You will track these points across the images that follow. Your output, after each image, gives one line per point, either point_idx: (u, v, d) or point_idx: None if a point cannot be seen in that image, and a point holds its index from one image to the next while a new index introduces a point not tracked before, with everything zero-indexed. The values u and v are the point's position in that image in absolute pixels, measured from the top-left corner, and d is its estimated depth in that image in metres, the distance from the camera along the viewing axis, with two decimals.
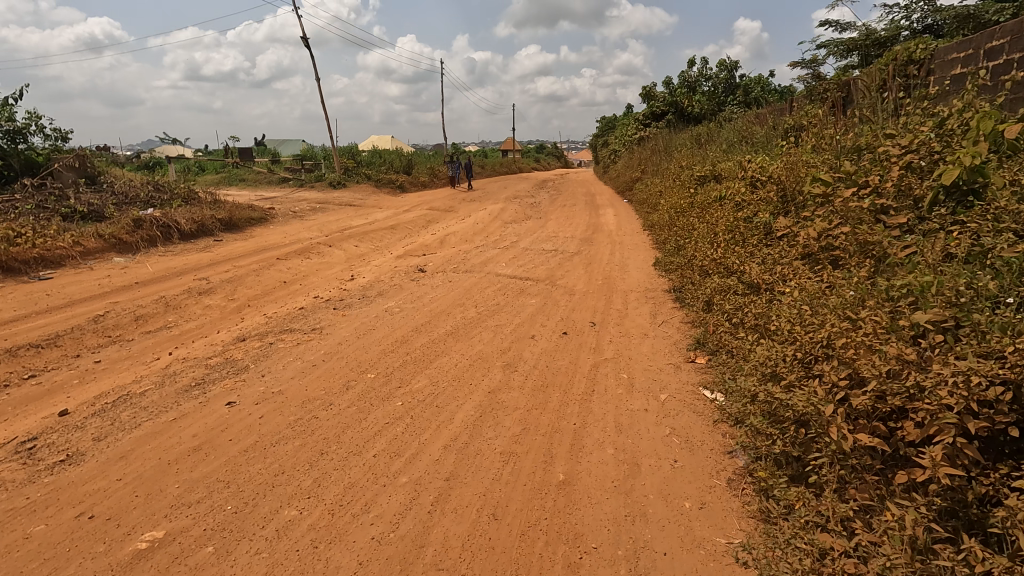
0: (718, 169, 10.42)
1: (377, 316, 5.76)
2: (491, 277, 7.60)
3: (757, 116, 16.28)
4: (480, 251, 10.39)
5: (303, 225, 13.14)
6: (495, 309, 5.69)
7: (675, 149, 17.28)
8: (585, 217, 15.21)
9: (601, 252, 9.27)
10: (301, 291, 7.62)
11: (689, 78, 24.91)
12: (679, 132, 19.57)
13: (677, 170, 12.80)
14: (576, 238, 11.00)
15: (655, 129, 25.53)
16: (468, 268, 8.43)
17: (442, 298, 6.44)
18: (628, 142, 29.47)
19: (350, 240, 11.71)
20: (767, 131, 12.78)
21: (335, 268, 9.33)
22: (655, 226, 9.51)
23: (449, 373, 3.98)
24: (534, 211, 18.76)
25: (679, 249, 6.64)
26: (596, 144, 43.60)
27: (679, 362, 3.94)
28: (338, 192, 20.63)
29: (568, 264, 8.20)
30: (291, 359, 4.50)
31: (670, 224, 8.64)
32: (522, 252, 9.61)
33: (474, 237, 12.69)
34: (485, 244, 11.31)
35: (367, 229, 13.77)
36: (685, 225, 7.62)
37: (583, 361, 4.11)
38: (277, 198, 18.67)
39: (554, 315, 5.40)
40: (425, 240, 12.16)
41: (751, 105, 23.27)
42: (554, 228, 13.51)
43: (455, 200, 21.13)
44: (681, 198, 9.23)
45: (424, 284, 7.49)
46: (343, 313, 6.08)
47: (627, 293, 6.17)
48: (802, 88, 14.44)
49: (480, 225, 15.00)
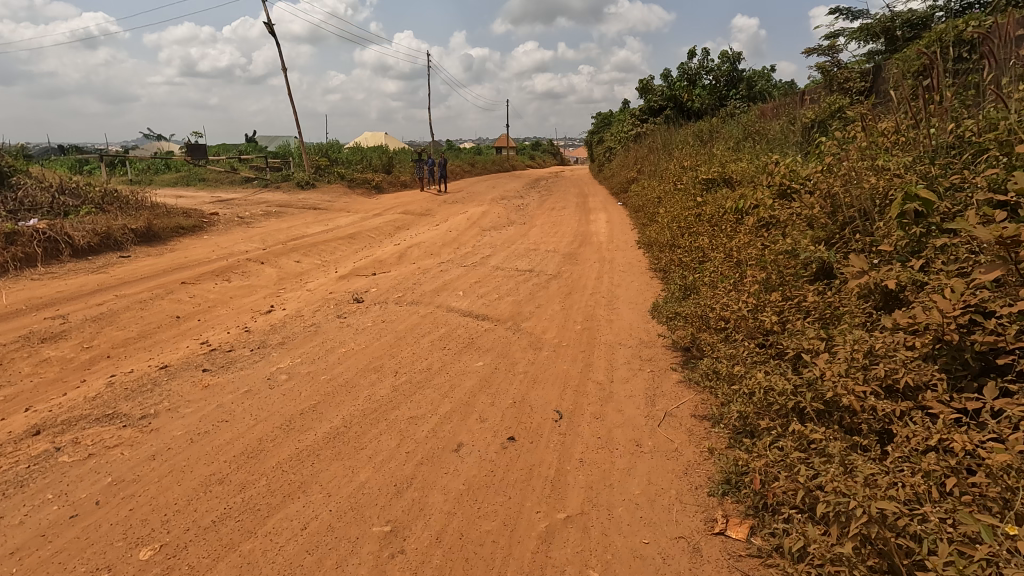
0: (728, 172, 8.67)
1: (249, 390, 3.97)
2: (439, 315, 5.83)
3: (766, 110, 14.55)
4: (442, 270, 8.63)
5: (244, 235, 11.34)
6: (420, 381, 3.91)
7: (674, 147, 15.53)
8: (574, 224, 13.48)
9: (585, 274, 7.52)
10: (190, 333, 5.88)
11: (689, 70, 23.12)
12: (679, 128, 17.81)
13: (678, 172, 11.05)
14: (559, 254, 9.25)
15: (652, 125, 23.73)
16: (416, 298, 6.66)
17: (359, 353, 4.66)
18: (624, 139, 27.69)
19: (292, 253, 9.94)
20: (783, 126, 11.02)
21: (256, 295, 7.55)
22: (652, 241, 7.74)
23: (278, 555, 2.22)
24: (518, 215, 16.97)
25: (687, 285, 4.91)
26: (590, 141, 41.77)
27: (696, 535, 2.23)
28: (304, 193, 18.84)
29: (540, 294, 6.44)
30: (52, 494, 2.75)
31: (669, 243, 6.87)
32: (489, 273, 7.86)
33: (442, 249, 10.93)
34: (452, 260, 9.54)
35: (322, 238, 12.00)
36: (691, 247, 5.84)
37: (524, 522, 2.36)
38: (235, 201, 16.89)
39: (501, 397, 3.62)
40: (382, 253, 10.39)
41: (756, 100, 21.50)
42: (537, 238, 11.76)
43: (433, 202, 19.36)
44: (685, 208, 7.44)
45: (349, 324, 5.72)
46: (210, 378, 4.31)
47: (614, 351, 4.41)
48: (819, 76, 12.68)
49: (454, 233, 13.21)
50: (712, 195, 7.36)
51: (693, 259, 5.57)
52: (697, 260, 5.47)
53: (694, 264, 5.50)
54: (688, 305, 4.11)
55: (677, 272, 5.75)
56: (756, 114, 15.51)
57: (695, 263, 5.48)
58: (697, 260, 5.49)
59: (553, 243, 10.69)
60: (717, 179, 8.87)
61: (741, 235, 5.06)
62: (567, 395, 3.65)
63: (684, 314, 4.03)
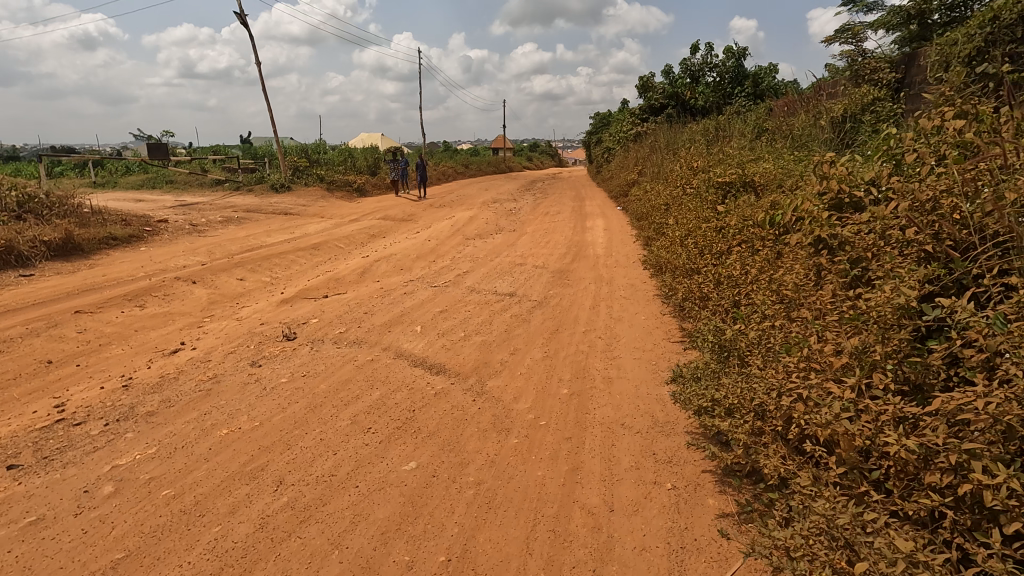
0: (749, 176, 7.28)
1: (40, 517, 2.53)
2: (381, 364, 4.39)
3: (781, 107, 13.13)
4: (407, 292, 7.19)
5: (188, 245, 9.91)
6: (308, 506, 2.49)
7: (679, 147, 14.12)
8: (568, 232, 12.06)
9: (578, 299, 6.09)
10: (50, 389, 4.44)
11: (693, 66, 21.69)
12: (683, 127, 16.39)
13: (687, 175, 9.64)
14: (548, 271, 7.83)
15: (652, 125, 22.31)
16: (361, 335, 5.23)
17: (245, 436, 3.22)
18: (623, 139, 26.27)
19: (237, 269, 8.49)
20: (807, 122, 9.60)
21: (171, 326, 6.11)
22: (659, 257, 6.33)
23: None
24: (509, 221, 15.54)
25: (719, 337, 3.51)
26: (587, 142, 40.36)
27: None
28: (277, 197, 17.43)
29: (518, 332, 5.02)
30: None
31: (682, 262, 5.46)
32: (461, 299, 6.42)
33: (415, 262, 9.50)
34: (423, 278, 8.11)
35: (280, 248, 10.56)
36: (714, 273, 4.44)
37: None
38: (199, 205, 15.46)
39: (430, 547, 2.21)
40: (344, 269, 8.95)
41: (763, 97, 20.14)
42: (525, 249, 10.33)
43: (417, 206, 17.95)
44: (701, 218, 6.02)
45: (259, 378, 4.29)
46: (6, 485, 2.88)
47: (615, 440, 2.99)
48: (845, 66, 11.22)
49: (433, 242, 11.78)
50: (735, 203, 5.96)
51: (721, 294, 4.17)
52: (728, 296, 4.06)
53: (725, 300, 4.10)
54: (729, 383, 2.71)
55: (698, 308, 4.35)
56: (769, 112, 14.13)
57: (726, 299, 4.06)
58: (727, 296, 4.09)
59: (543, 256, 9.27)
60: (735, 184, 7.47)
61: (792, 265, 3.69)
62: (539, 542, 2.25)
63: (725, 398, 2.63)
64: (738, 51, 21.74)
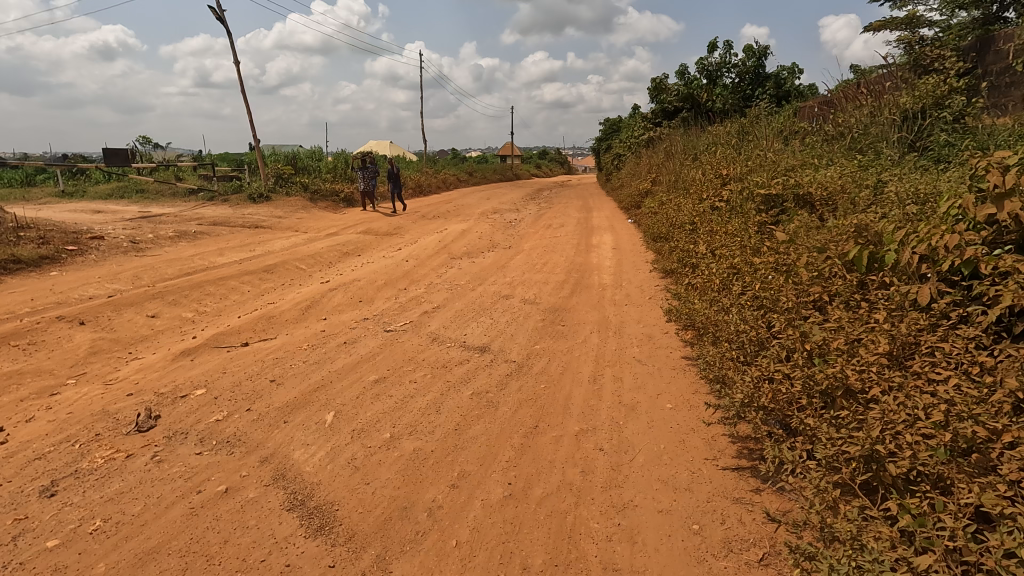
0: (803, 187, 5.52)
1: None
2: (237, 502, 2.66)
3: (818, 107, 11.30)
4: (351, 340, 5.48)
5: (112, 269, 8.27)
6: None
7: (700, 152, 12.34)
8: (571, 251, 10.31)
9: (574, 360, 4.34)
10: None
11: (709, 66, 19.88)
12: (701, 131, 14.60)
13: (715, 186, 7.89)
14: (539, 308, 6.08)
15: (665, 129, 20.51)
16: (243, 427, 3.50)
17: None
18: (634, 145, 24.51)
19: (152, 302, 6.81)
20: (862, 118, 7.67)
21: (8, 396, 4.42)
22: (686, 296, 4.59)
23: None
24: (505, 235, 13.83)
25: (863, 534, 1.89)
26: (596, 149, 38.63)
27: None
28: (253, 208, 15.90)
29: (477, 426, 3.27)
30: None
31: (726, 311, 3.74)
32: (415, 356, 4.68)
33: (381, 291, 7.81)
34: (381, 317, 6.40)
35: (227, 271, 8.90)
36: (803, 352, 2.74)
37: None
38: (161, 217, 13.91)
39: None
40: (290, 301, 7.26)
41: (787, 100, 18.30)
42: (517, 274, 8.61)
43: (406, 219, 16.33)
44: (747, 248, 4.31)
45: (26, 528, 2.55)
46: None
47: None
48: (903, 55, 9.20)
49: (412, 263, 10.09)
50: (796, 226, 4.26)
51: (812, 388, 2.47)
52: (834, 396, 2.36)
53: (827, 402, 2.41)
54: None
55: (763, 402, 2.66)
56: (802, 113, 12.30)
57: (834, 405, 2.37)
58: (828, 393, 2.40)
59: (536, 284, 7.54)
60: (786, 196, 5.72)
61: (985, 387, 1.98)
62: None
63: None
64: (758, 50, 19.88)
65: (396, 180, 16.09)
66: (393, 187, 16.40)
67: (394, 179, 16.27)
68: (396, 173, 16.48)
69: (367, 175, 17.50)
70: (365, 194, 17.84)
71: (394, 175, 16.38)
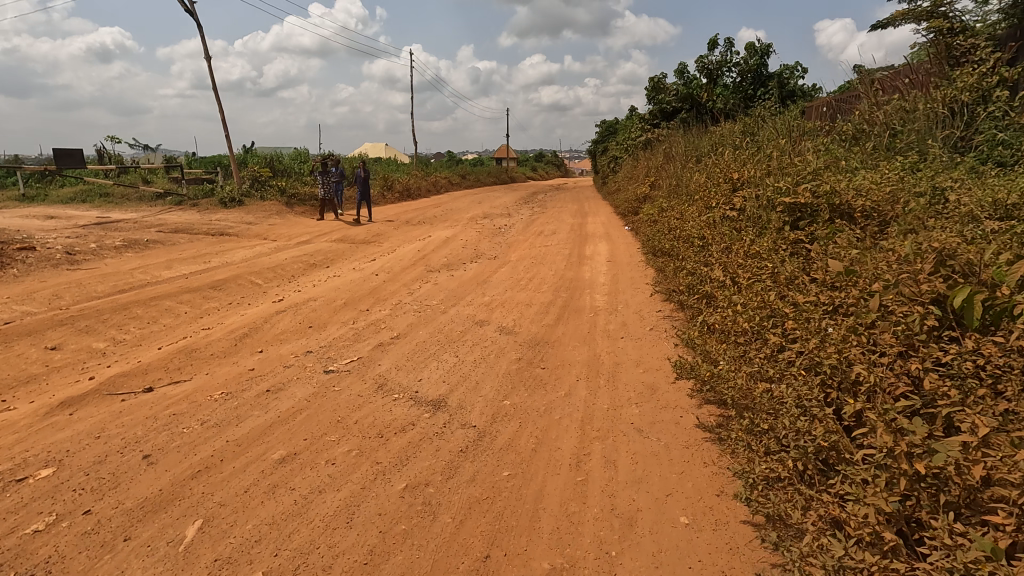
0: (841, 194, 4.45)
1: None
2: None
3: (833, 104, 10.24)
4: (278, 384, 4.39)
5: (30, 287, 7.17)
6: None
7: (702, 154, 11.30)
8: (562, 263, 9.25)
9: (552, 428, 3.26)
10: None
11: (710, 64, 18.86)
12: (703, 131, 13.56)
13: (724, 194, 6.85)
14: (516, 342, 5.00)
15: (663, 131, 19.47)
16: (64, 548, 2.41)
17: None
18: (631, 148, 23.50)
19: (56, 331, 5.72)
20: (889, 112, 6.40)
21: None
22: (703, 339, 3.60)
23: None
24: (493, 243, 12.77)
25: None
26: (593, 152, 37.63)
27: None
28: (222, 213, 14.83)
29: (397, 559, 2.19)
30: None
31: (764, 377, 2.76)
32: (346, 415, 3.60)
33: (337, 313, 6.73)
34: (327, 350, 5.33)
35: (167, 287, 7.81)
36: (920, 485, 1.81)
37: None
38: (118, 224, 12.84)
39: None
40: (227, 328, 6.18)
41: (793, 99, 17.27)
42: (498, 292, 7.54)
43: (388, 225, 15.28)
44: (780, 278, 3.32)
45: None
46: None
47: None
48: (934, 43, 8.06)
49: (383, 277, 9.01)
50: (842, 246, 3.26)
51: None
52: None
53: None
54: None
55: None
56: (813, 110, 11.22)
57: None
58: None
59: (517, 306, 6.48)
60: (817, 206, 4.68)
61: None
62: None
63: None
64: (761, 47, 18.85)
65: (363, 184, 14.56)
66: (363, 189, 14.88)
67: (364, 182, 14.84)
68: (365, 177, 14.94)
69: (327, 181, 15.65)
70: (324, 202, 15.97)
71: (364, 178, 14.92)
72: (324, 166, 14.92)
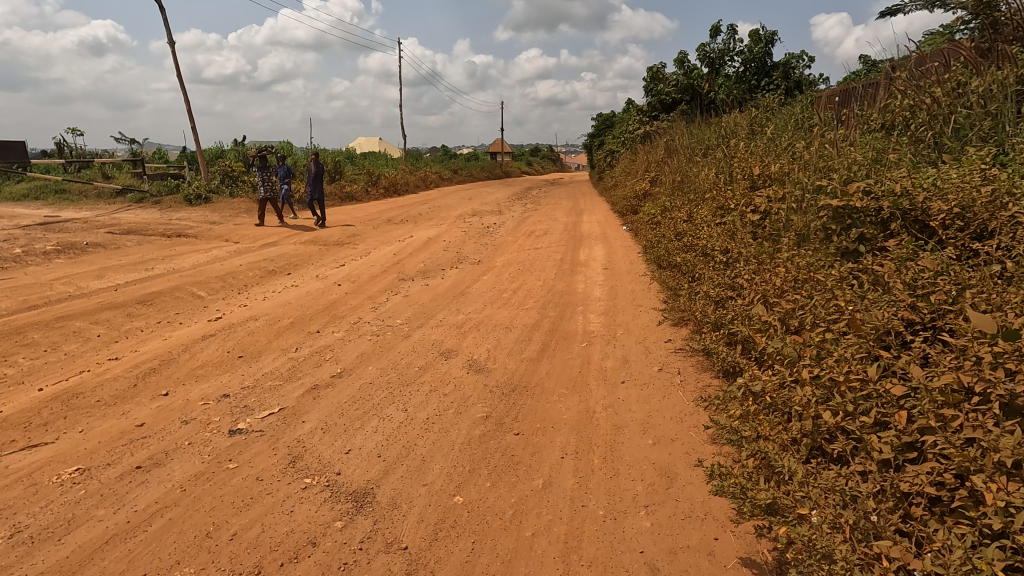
0: (918, 196, 3.34)
1: None
2: None
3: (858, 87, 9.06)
4: (160, 450, 3.28)
5: None
6: None
7: (709, 147, 10.19)
8: (552, 270, 8.15)
9: (519, 557, 2.20)
10: None
11: (711, 52, 17.68)
12: (708, 122, 12.41)
13: (741, 193, 5.77)
14: (486, 385, 3.91)
15: (662, 123, 18.29)
16: None
17: None
18: (629, 141, 22.35)
19: None
20: (939, 95, 5.02)
21: None
22: (748, 415, 2.62)
23: None
24: (479, 245, 11.66)
25: None
26: (590, 146, 36.44)
27: None
28: (184, 212, 13.70)
29: None
30: None
31: (892, 526, 1.80)
32: (223, 522, 2.49)
33: (278, 337, 5.63)
34: (249, 392, 4.23)
35: (86, 301, 6.70)
36: None
37: None
38: (65, 224, 11.72)
39: None
40: (138, 357, 5.07)
41: (800, 89, 16.10)
42: (475, 307, 6.45)
43: (367, 225, 14.17)
44: (867, 340, 2.37)
45: None
46: None
47: None
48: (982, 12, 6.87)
49: (348, 286, 7.91)
50: (942, 289, 2.35)
51: None
52: None
53: None
54: None
55: None
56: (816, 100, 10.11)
57: None
58: None
59: (493, 328, 5.40)
60: (876, 212, 3.59)
61: None
62: None
63: None
64: (766, 34, 17.66)
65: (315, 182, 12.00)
66: (313, 187, 12.32)
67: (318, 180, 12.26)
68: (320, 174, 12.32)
69: (267, 178, 12.88)
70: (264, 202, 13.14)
71: (318, 175, 12.26)
72: (261, 158, 12.16)
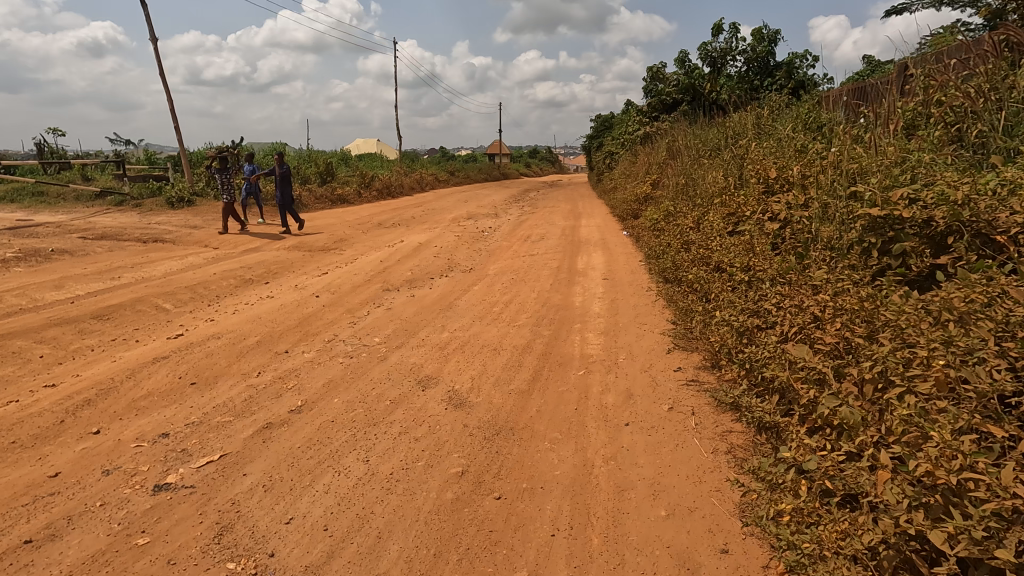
0: (983, 203, 2.78)
1: None
2: None
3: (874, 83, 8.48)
4: (66, 511, 2.72)
5: None
6: None
7: (714, 148, 9.62)
8: (549, 280, 7.58)
9: None
10: None
11: (713, 51, 17.12)
12: (712, 122, 11.85)
13: (756, 198, 5.20)
14: (465, 426, 3.33)
15: (662, 124, 17.74)
16: None
17: None
18: (629, 143, 21.79)
19: None
20: (980, 80, 4.41)
21: None
22: (807, 513, 2.05)
23: None
24: (472, 251, 11.08)
25: None
26: (589, 148, 35.88)
27: None
28: (165, 215, 13.12)
29: None
30: None
31: None
32: None
33: (242, 358, 5.05)
34: (192, 429, 3.64)
35: (37, 315, 6.12)
36: None
37: None
38: (36, 228, 11.14)
39: None
40: (76, 383, 4.49)
41: (806, 89, 15.54)
42: (463, 323, 5.87)
43: (356, 229, 13.59)
44: (963, 411, 1.83)
45: None
46: None
47: None
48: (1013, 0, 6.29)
49: (327, 297, 7.33)
50: None
51: None
52: None
53: None
54: None
55: None
56: (824, 99, 9.52)
57: None
58: None
59: (479, 349, 4.81)
60: (925, 223, 3.05)
61: None
62: None
63: None
64: (770, 32, 17.10)
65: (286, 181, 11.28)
66: (281, 190, 11.48)
67: (286, 181, 11.55)
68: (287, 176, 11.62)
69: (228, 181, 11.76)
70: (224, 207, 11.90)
71: (285, 176, 11.58)
72: (224, 159, 11.25)
